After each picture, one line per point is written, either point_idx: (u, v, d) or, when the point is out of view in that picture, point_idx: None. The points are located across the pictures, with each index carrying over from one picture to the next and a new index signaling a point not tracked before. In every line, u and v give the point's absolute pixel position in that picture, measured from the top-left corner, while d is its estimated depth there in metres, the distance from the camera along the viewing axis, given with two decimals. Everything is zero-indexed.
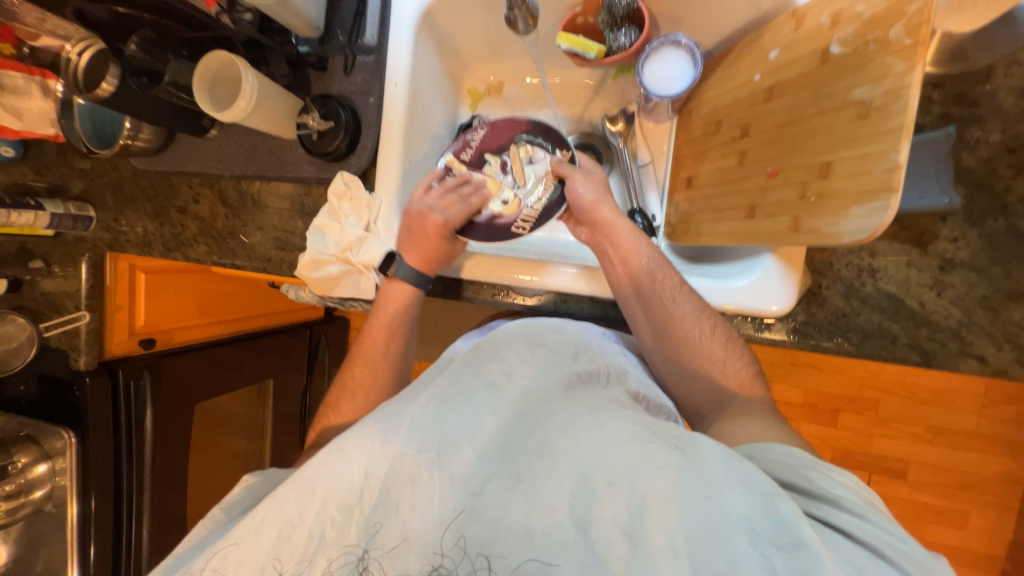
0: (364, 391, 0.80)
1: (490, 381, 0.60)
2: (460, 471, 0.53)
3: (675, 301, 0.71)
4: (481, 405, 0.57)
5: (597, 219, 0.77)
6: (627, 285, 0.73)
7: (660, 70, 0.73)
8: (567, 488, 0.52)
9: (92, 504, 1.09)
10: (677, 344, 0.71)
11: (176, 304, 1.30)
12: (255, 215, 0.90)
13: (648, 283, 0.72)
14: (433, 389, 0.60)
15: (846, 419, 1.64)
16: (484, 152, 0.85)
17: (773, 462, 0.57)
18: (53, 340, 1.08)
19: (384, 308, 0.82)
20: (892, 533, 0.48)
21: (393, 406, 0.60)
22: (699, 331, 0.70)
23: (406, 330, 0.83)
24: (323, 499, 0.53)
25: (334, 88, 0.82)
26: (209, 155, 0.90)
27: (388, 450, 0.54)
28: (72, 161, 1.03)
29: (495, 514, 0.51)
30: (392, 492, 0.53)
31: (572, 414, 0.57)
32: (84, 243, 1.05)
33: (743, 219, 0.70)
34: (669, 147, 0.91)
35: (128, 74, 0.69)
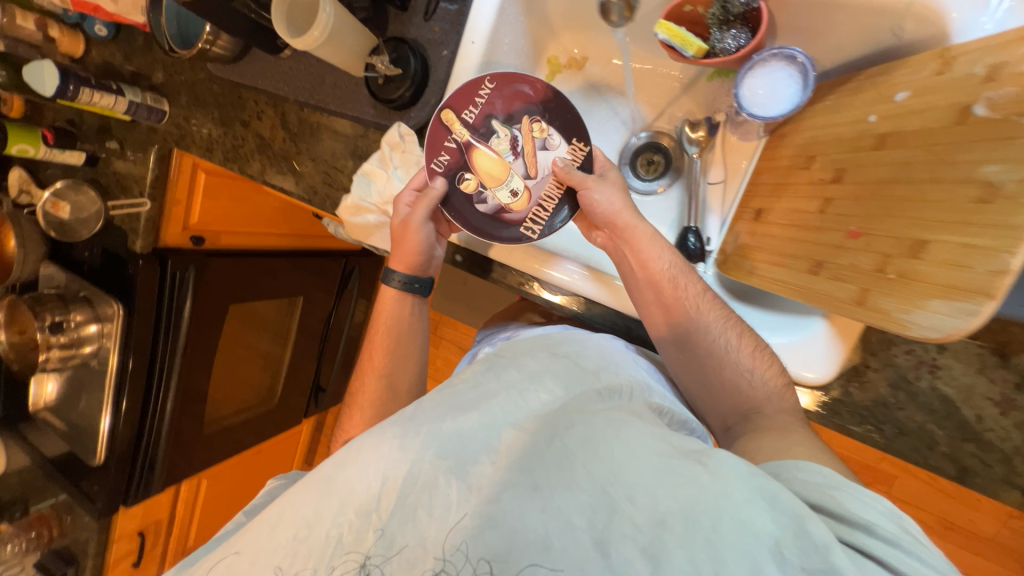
0: (371, 400, 0.85)
1: (506, 393, 0.63)
2: (476, 477, 0.53)
3: (700, 310, 0.68)
4: (498, 414, 0.60)
5: (619, 223, 0.73)
6: (648, 290, 0.71)
7: (762, 86, 0.64)
8: (584, 498, 0.49)
9: (130, 361, 1.22)
10: (705, 356, 0.67)
11: (228, 209, 1.36)
12: (310, 144, 0.91)
13: (666, 289, 0.70)
14: (446, 403, 0.62)
15: None
16: (492, 117, 0.76)
17: (800, 481, 0.52)
18: (117, 218, 1.16)
19: (376, 325, 0.88)
20: (936, 568, 0.45)
21: (412, 411, 0.62)
22: (725, 340, 0.67)
23: (406, 326, 0.88)
24: (340, 504, 0.55)
25: (410, 32, 0.79)
26: (280, 75, 0.91)
27: (405, 456, 0.56)
28: (156, 52, 1.06)
29: (511, 523, 0.49)
30: (408, 499, 0.53)
31: (590, 422, 0.57)
32: (155, 135, 1.10)
33: (804, 273, 0.63)
34: (748, 169, 0.82)
35: None
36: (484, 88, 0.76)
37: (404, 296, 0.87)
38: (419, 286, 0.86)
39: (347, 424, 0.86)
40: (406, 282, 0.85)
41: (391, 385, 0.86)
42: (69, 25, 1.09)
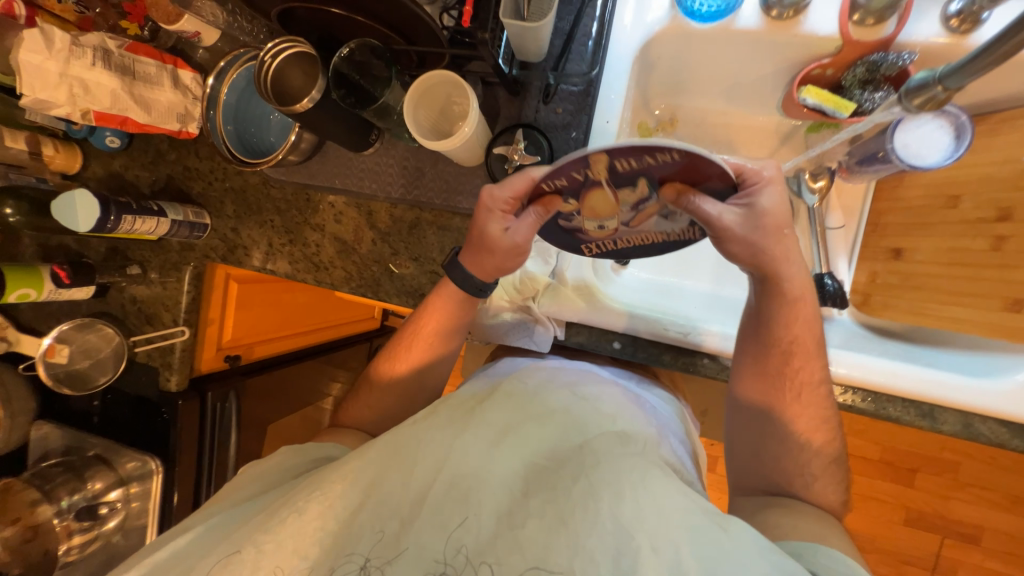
0: (397, 387, 0.75)
1: (539, 422, 0.60)
2: (505, 504, 0.52)
3: (798, 401, 0.64)
4: (530, 442, 0.57)
5: (773, 273, 0.62)
6: (753, 349, 0.66)
7: (914, 138, 0.66)
8: (600, 542, 0.47)
9: (174, 496, 0.99)
10: (772, 435, 0.65)
11: (260, 317, 1.18)
12: (409, 242, 0.81)
13: (781, 369, 0.64)
14: (480, 424, 0.59)
15: (924, 480, 1.60)
16: (642, 175, 0.55)
17: (822, 567, 0.51)
18: (142, 355, 0.97)
19: (426, 315, 0.74)
20: None
21: (442, 430, 0.58)
22: (803, 434, 0.64)
23: (456, 331, 0.75)
24: (363, 503, 0.54)
25: (527, 116, 0.74)
26: (364, 172, 0.82)
27: (437, 469, 0.55)
28: (184, 159, 0.92)
29: (533, 555, 0.48)
30: (431, 514, 0.52)
31: (615, 464, 0.53)
32: (192, 252, 0.94)
33: (997, 310, 0.65)
34: (863, 211, 0.85)
35: (332, 86, 0.60)
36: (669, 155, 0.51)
37: (466, 299, 0.72)
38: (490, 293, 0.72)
39: (362, 395, 0.77)
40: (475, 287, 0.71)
41: (417, 382, 0.76)
42: (66, 139, 0.92)
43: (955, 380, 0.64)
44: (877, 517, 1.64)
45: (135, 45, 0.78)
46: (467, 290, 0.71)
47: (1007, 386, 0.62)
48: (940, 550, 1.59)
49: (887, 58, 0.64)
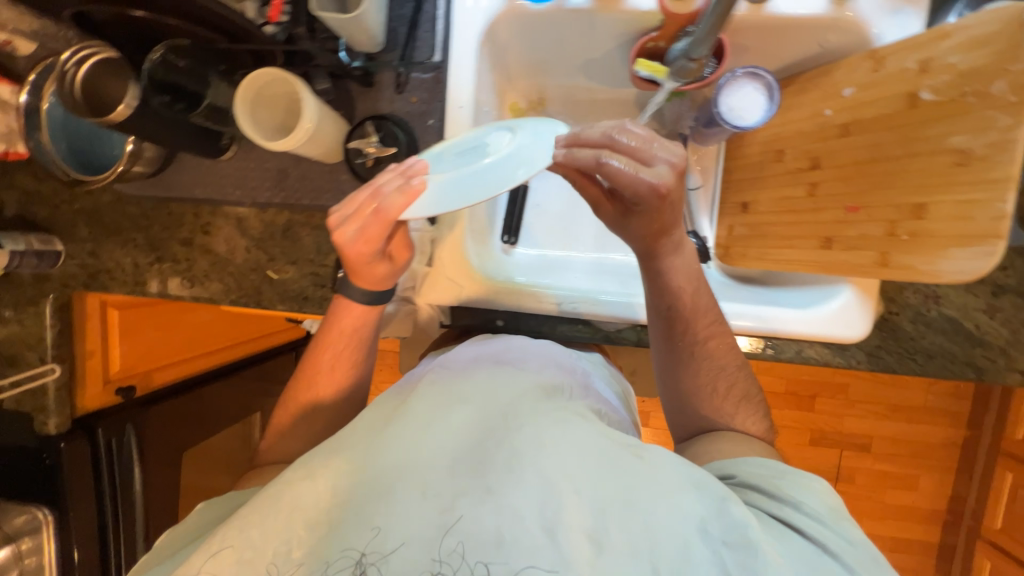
0: (317, 405, 0.73)
1: (461, 402, 0.61)
2: (433, 484, 0.53)
3: (701, 360, 0.72)
4: (454, 419, 0.58)
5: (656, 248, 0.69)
6: (659, 325, 0.73)
7: (736, 101, 0.73)
8: (529, 496, 0.51)
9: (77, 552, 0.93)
10: (688, 393, 0.73)
11: (154, 343, 1.11)
12: (285, 246, 0.79)
13: (682, 339, 0.72)
14: (399, 416, 0.59)
15: (822, 403, 1.81)
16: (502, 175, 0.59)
17: (745, 474, 0.62)
18: (9, 401, 0.89)
19: (332, 327, 0.73)
20: (845, 536, 0.55)
21: (366, 427, 0.58)
22: (712, 385, 0.72)
23: (362, 341, 0.74)
24: (289, 519, 0.52)
25: (384, 108, 0.73)
26: (227, 179, 0.78)
27: (363, 468, 0.54)
28: (24, 181, 0.83)
29: (470, 527, 0.50)
30: (361, 509, 0.52)
31: (535, 424, 0.57)
32: (47, 283, 0.87)
33: (817, 248, 0.73)
34: (717, 170, 0.94)
35: (150, 91, 0.56)
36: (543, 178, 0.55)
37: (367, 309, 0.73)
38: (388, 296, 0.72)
39: (281, 422, 0.74)
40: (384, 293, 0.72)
41: (340, 395, 0.74)
42: None
43: (784, 314, 0.73)
44: (789, 443, 1.83)
45: None
46: (368, 298, 0.71)
47: (825, 314, 0.71)
48: (840, 462, 1.82)
49: (705, 28, 0.69)
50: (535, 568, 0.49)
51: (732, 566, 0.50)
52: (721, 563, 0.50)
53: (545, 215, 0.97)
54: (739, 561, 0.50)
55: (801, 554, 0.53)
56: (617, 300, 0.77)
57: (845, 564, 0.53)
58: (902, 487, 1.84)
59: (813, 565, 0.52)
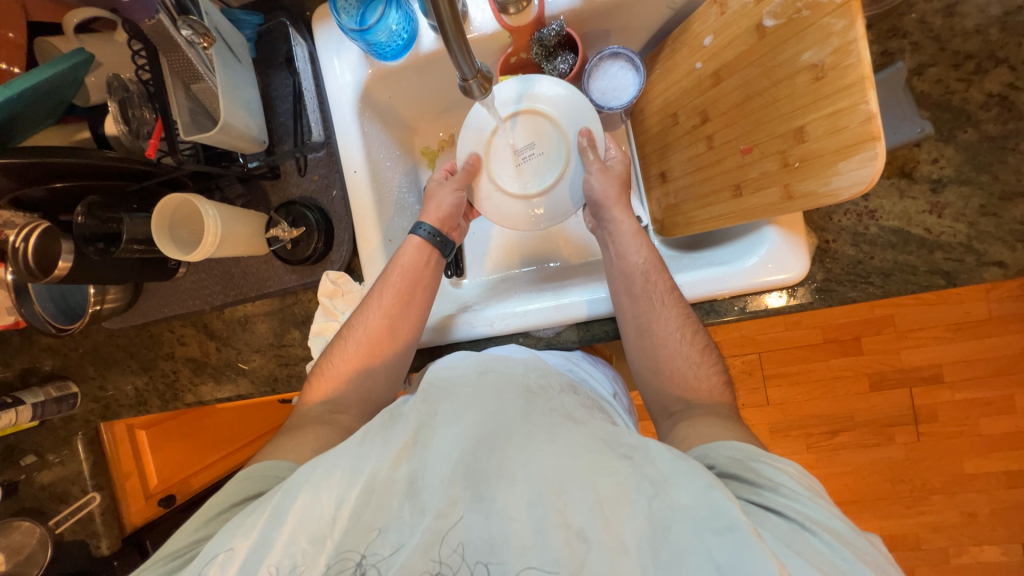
0: (373, 341, 0.73)
1: (461, 417, 0.57)
2: (428, 499, 0.50)
3: (665, 306, 0.69)
4: (453, 436, 0.54)
5: (604, 212, 0.76)
6: (620, 278, 0.73)
7: (606, 84, 0.76)
8: (523, 499, 0.49)
9: None
10: (654, 344, 0.69)
11: (184, 452, 1.22)
12: (247, 337, 0.87)
13: (642, 288, 0.71)
14: (403, 429, 0.56)
15: (870, 342, 1.62)
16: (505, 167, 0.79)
17: (727, 460, 0.55)
18: (68, 532, 1.00)
19: (396, 271, 0.76)
20: (824, 514, 0.49)
21: (365, 438, 0.56)
22: (680, 334, 0.68)
23: (398, 320, 0.75)
24: (292, 530, 0.49)
25: (293, 192, 0.80)
26: (184, 294, 0.86)
27: (360, 478, 0.52)
28: (39, 341, 0.97)
29: (461, 534, 0.47)
30: (362, 519, 0.50)
31: (525, 433, 0.54)
32: (75, 421, 0.98)
33: (731, 198, 0.70)
34: (632, 150, 0.93)
35: (82, 244, 0.66)
36: (610, 150, 0.79)
37: (414, 278, 0.76)
38: (427, 267, 0.78)
39: (328, 367, 0.72)
40: (433, 233, 0.79)
41: (395, 339, 0.74)
42: None
43: (704, 278, 0.71)
44: (846, 394, 1.65)
45: None
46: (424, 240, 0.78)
47: (747, 269, 0.68)
48: (911, 401, 1.62)
49: (547, 32, 0.72)
50: (528, 569, 0.45)
51: (721, 559, 0.43)
52: (710, 554, 0.44)
53: (482, 240, 0.99)
54: (728, 551, 0.43)
55: (788, 539, 0.46)
56: (544, 308, 0.77)
57: (824, 540, 0.46)
58: (995, 412, 1.60)
59: (795, 546, 0.45)
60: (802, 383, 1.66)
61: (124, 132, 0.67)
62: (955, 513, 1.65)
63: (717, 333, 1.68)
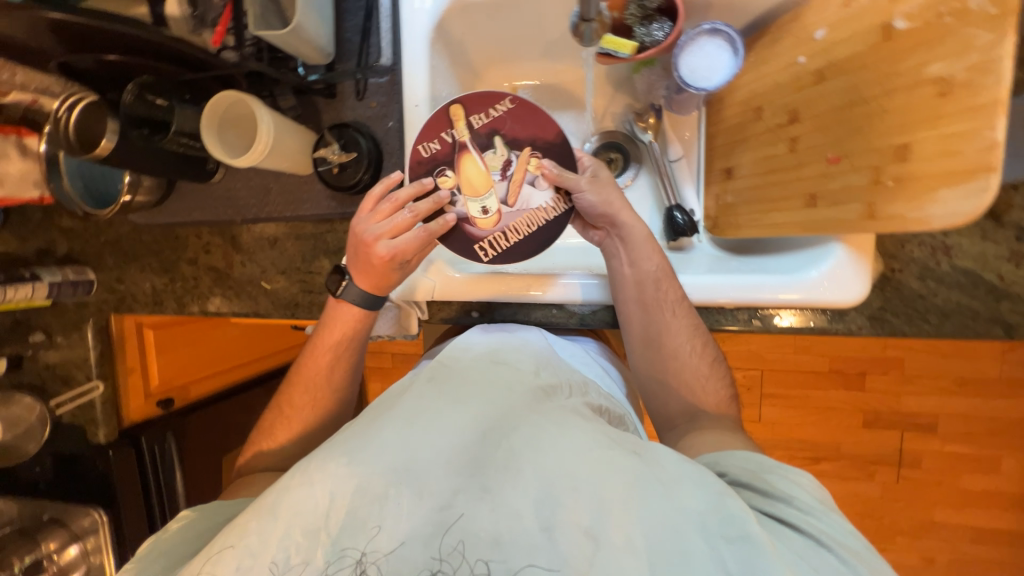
0: (310, 409, 0.74)
1: (464, 402, 0.54)
2: (429, 486, 0.47)
3: (675, 316, 0.68)
4: (450, 422, 0.51)
5: (617, 220, 0.70)
6: (631, 289, 0.70)
7: (702, 61, 0.70)
8: (527, 493, 0.46)
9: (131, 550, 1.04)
10: (664, 356, 0.69)
11: (189, 358, 1.21)
12: (274, 257, 0.85)
13: (650, 298, 0.69)
14: (401, 409, 0.53)
15: (873, 380, 1.62)
16: (495, 133, 0.69)
17: (733, 469, 0.54)
18: (66, 416, 1.01)
19: (332, 327, 0.74)
20: (841, 531, 0.47)
21: (364, 427, 0.52)
22: (690, 347, 0.69)
23: (327, 382, 0.75)
24: (287, 525, 0.46)
25: (347, 115, 0.76)
26: (217, 200, 0.83)
27: (356, 468, 0.47)
28: (60, 223, 0.95)
29: (464, 527, 0.45)
30: (358, 513, 0.46)
31: (532, 424, 0.51)
32: (87, 308, 0.97)
33: (803, 207, 0.67)
34: (699, 138, 0.88)
35: (127, 125, 0.62)
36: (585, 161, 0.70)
37: (338, 348, 0.74)
38: (353, 341, 0.75)
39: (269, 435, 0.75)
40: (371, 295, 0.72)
41: (331, 406, 0.76)
42: None
43: (740, 281, 0.69)
44: (838, 426, 1.66)
45: None
46: (361, 303, 0.72)
47: (805, 281, 0.65)
48: (901, 445, 1.63)
49: None
50: (530, 568, 0.43)
51: (731, 568, 0.41)
52: (720, 563, 0.42)
53: None
54: (739, 560, 0.42)
55: (802, 554, 0.44)
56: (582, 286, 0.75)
57: (844, 559, 0.44)
58: (980, 470, 1.62)
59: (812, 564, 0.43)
60: (799, 408, 1.67)
61: (188, 15, 0.65)
62: (915, 556, 1.69)
63: (727, 344, 1.67)
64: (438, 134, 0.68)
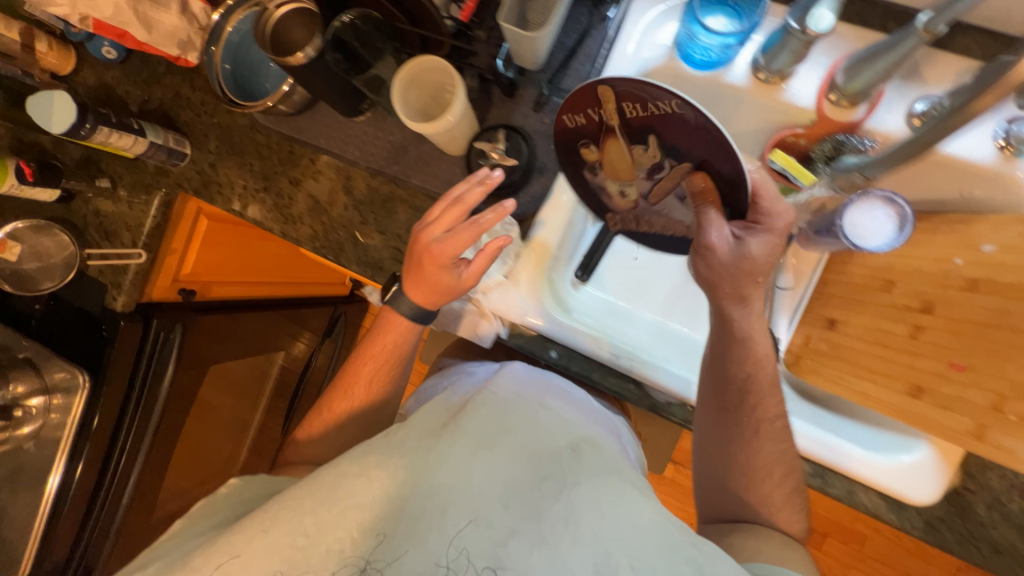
0: (350, 410, 0.75)
1: (521, 442, 0.58)
2: (486, 516, 0.49)
3: (757, 434, 0.67)
4: (507, 460, 0.55)
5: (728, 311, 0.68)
6: (716, 388, 0.70)
7: (868, 222, 0.69)
8: (581, 555, 0.47)
9: (93, 427, 0.96)
10: (734, 467, 0.69)
11: (223, 259, 1.16)
12: (379, 215, 0.82)
13: (738, 402, 0.68)
14: (463, 431, 0.57)
15: (830, 544, 1.64)
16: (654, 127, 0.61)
17: None
18: (93, 269, 0.96)
19: (383, 333, 0.74)
20: None
21: (426, 438, 0.56)
22: (768, 471, 0.67)
23: (367, 385, 0.75)
24: (343, 514, 0.49)
25: (516, 120, 0.76)
26: (351, 138, 0.82)
27: (416, 476, 0.52)
28: (178, 87, 0.92)
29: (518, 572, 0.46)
30: (412, 524, 0.49)
31: (588, 487, 0.53)
32: (166, 177, 0.93)
33: (902, 394, 0.69)
34: (813, 277, 0.89)
35: (328, 48, 0.61)
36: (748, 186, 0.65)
37: (386, 352, 0.74)
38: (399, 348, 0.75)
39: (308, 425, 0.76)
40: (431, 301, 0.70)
41: (369, 408, 0.75)
42: (62, 39, 0.92)
43: (837, 444, 0.70)
44: None
45: None
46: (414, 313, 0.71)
47: (894, 464, 0.67)
48: None
49: (854, 140, 0.68)
50: None
51: None
52: None
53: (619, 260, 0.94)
54: None
55: None
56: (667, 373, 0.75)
57: None
58: None
59: None
60: None
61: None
62: None
63: None
64: (583, 109, 0.61)
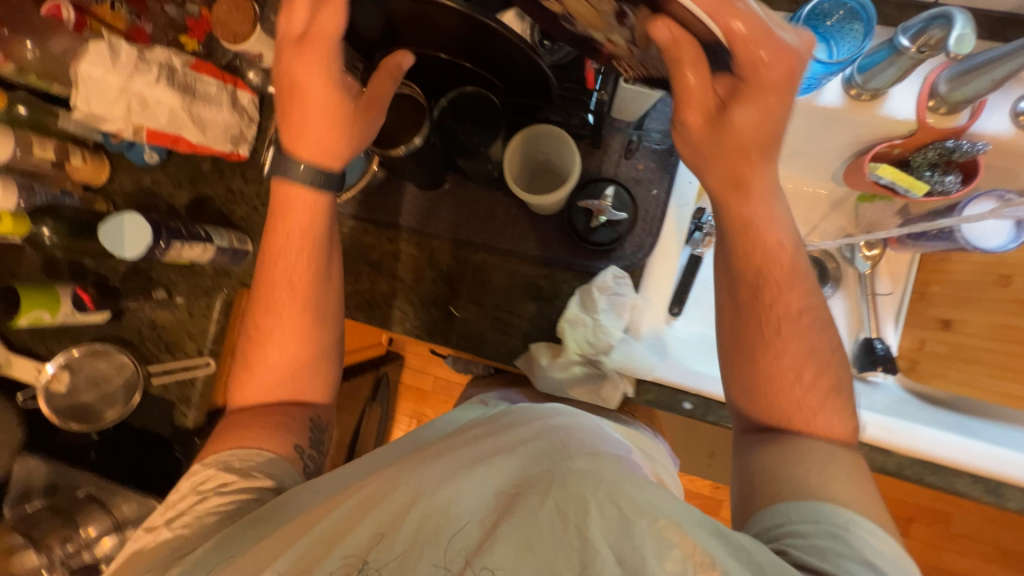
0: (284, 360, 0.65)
1: (513, 448, 0.51)
2: (477, 533, 0.44)
3: (785, 329, 0.56)
4: (504, 469, 0.49)
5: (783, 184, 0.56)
6: (744, 284, 0.58)
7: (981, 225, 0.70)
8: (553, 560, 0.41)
9: None
10: (757, 376, 0.57)
11: None
12: (474, 285, 0.78)
13: (750, 303, 0.57)
14: (457, 453, 0.52)
15: (919, 529, 1.57)
16: None
17: None
18: (156, 387, 0.88)
19: (291, 252, 0.64)
20: None
21: (410, 465, 0.52)
22: (783, 368, 0.56)
23: (254, 322, 0.65)
24: (321, 549, 0.45)
25: (609, 170, 0.74)
26: (431, 210, 0.79)
27: (389, 498, 0.47)
28: (228, 180, 0.86)
29: None
30: (385, 550, 0.44)
31: (583, 480, 0.46)
32: (225, 277, 0.87)
33: None
34: (909, 278, 0.87)
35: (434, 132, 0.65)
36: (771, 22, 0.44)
37: (311, 279, 0.65)
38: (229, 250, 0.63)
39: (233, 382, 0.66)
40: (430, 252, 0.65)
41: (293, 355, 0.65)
42: (93, 149, 0.86)
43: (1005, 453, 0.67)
44: None
45: (200, 64, 0.75)
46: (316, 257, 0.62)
47: None
48: None
49: (963, 146, 0.67)
50: None
51: None
52: None
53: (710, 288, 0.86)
54: None
55: None
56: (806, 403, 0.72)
57: None
58: None
59: None
60: None
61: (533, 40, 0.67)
62: None
63: None
64: None
